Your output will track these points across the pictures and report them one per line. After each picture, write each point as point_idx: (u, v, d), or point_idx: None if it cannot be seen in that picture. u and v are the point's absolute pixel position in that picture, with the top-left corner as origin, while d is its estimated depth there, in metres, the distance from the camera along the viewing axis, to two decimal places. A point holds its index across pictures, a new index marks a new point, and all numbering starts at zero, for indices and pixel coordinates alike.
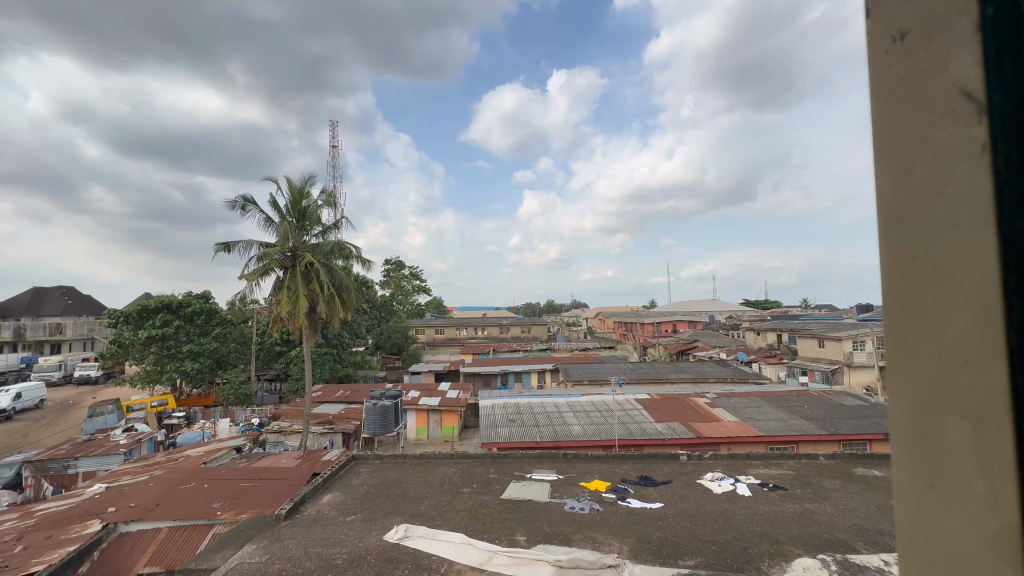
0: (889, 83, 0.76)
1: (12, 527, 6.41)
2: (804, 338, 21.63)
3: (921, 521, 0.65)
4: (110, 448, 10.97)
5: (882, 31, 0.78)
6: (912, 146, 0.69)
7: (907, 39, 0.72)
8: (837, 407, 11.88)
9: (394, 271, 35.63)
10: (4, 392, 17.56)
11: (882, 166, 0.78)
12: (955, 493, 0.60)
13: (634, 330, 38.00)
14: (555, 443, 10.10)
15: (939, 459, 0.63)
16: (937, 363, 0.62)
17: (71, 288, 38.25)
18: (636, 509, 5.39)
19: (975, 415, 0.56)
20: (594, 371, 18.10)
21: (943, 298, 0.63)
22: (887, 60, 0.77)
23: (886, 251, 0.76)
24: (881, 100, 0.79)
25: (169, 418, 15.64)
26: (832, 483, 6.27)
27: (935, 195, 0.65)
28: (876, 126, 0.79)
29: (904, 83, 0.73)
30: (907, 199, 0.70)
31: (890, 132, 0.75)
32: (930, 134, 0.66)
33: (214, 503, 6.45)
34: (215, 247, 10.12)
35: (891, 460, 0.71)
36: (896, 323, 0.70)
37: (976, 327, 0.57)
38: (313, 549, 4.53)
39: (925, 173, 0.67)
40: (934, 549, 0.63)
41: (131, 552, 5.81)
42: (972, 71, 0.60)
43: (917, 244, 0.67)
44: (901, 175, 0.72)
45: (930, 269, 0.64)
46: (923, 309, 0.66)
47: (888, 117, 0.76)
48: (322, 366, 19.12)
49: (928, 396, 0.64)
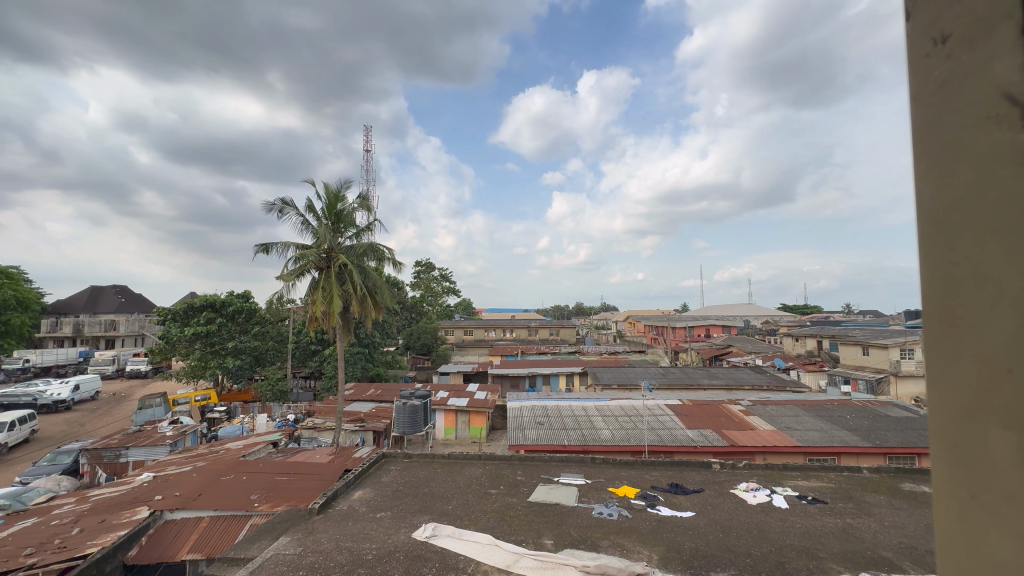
0: (930, 86, 0.74)
1: (68, 511, 6.82)
2: (847, 345, 20.66)
3: (962, 538, 0.62)
4: (157, 439, 11.56)
5: (923, 34, 0.76)
6: (955, 148, 0.67)
7: (948, 42, 0.70)
8: (882, 418, 11.28)
9: (424, 273, 36.26)
10: (64, 384, 18.83)
11: (921, 172, 0.76)
12: (997, 509, 0.57)
13: (665, 334, 37.24)
14: (583, 447, 10.00)
15: (979, 471, 0.60)
16: (979, 373, 0.59)
17: (123, 288, 39.57)
18: (665, 517, 5.28)
19: (1020, 425, 0.53)
20: (624, 375, 17.84)
21: (985, 306, 0.59)
22: (927, 63, 0.75)
23: (924, 261, 0.74)
24: (924, 102, 0.76)
25: (211, 412, 16.37)
26: (876, 498, 5.95)
27: (985, 199, 0.61)
28: (916, 134, 0.77)
29: (945, 87, 0.71)
30: (948, 205, 0.68)
31: (932, 135, 0.73)
32: (974, 139, 0.63)
33: (252, 495, 6.73)
34: (255, 248, 10.50)
35: (933, 476, 0.68)
36: (936, 330, 0.68)
37: (1015, 338, 0.54)
38: (344, 543, 4.65)
39: (969, 179, 0.64)
40: (975, 561, 0.60)
41: (176, 539, 6.07)
42: (1014, 73, 0.56)
43: (959, 253, 0.64)
44: (941, 179, 0.70)
45: (973, 278, 0.62)
46: (960, 315, 0.64)
47: (927, 123, 0.74)
48: (354, 365, 19.64)
49: (970, 408, 0.61)
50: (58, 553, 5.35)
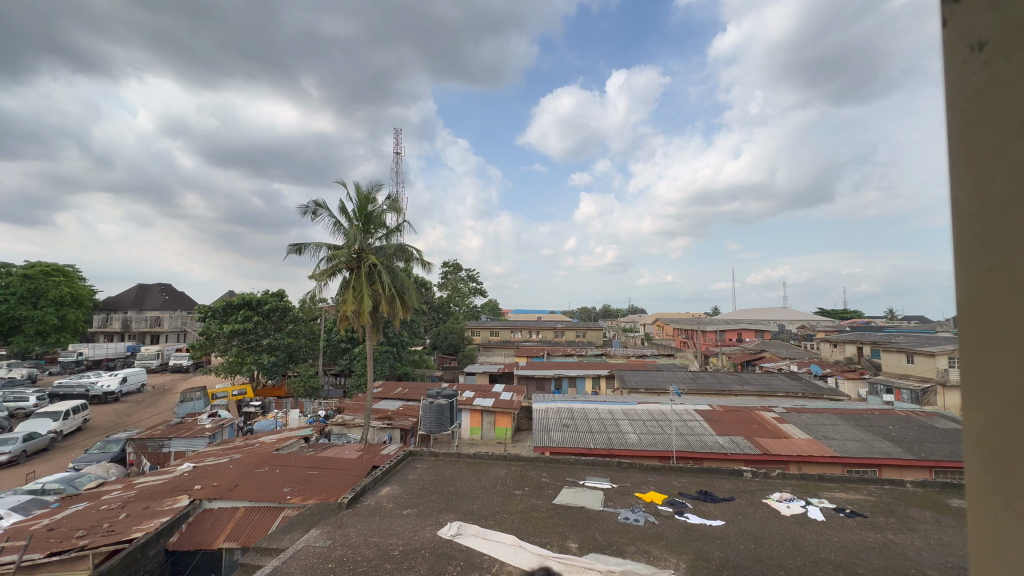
0: (967, 93, 0.76)
1: (116, 497, 7.21)
2: (890, 352, 19.71)
3: (999, 538, 0.62)
4: (197, 431, 12.09)
5: (961, 41, 0.78)
6: (993, 156, 0.68)
7: (986, 49, 0.72)
8: (928, 430, 10.72)
9: (452, 274, 36.66)
10: (113, 377, 19.91)
11: (960, 176, 0.77)
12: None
13: (694, 338, 36.41)
14: (609, 450, 9.90)
15: (1014, 473, 0.60)
16: (1013, 373, 0.60)
17: (169, 288, 39.59)
18: (694, 525, 5.16)
19: None
20: (652, 378, 17.53)
21: (1023, 310, 0.60)
22: (965, 71, 0.76)
23: (962, 264, 0.74)
24: (961, 111, 0.78)
25: (247, 407, 16.99)
26: (921, 514, 5.65)
27: (1019, 204, 0.62)
28: (956, 139, 0.78)
29: (983, 93, 0.72)
30: (986, 210, 0.69)
31: (968, 142, 0.74)
32: (1011, 147, 0.65)
33: (285, 487, 6.96)
34: (290, 249, 10.84)
35: (968, 476, 0.69)
36: (971, 333, 0.69)
37: None
38: (372, 538, 4.75)
39: (1005, 184, 0.65)
40: (1011, 562, 0.61)
41: (213, 527, 6.32)
42: None
43: (995, 258, 0.65)
44: (979, 187, 0.71)
45: (1009, 281, 0.62)
46: (997, 319, 0.64)
47: (966, 128, 0.75)
48: (383, 363, 20.03)
49: (1005, 409, 0.62)
50: (106, 537, 5.65)
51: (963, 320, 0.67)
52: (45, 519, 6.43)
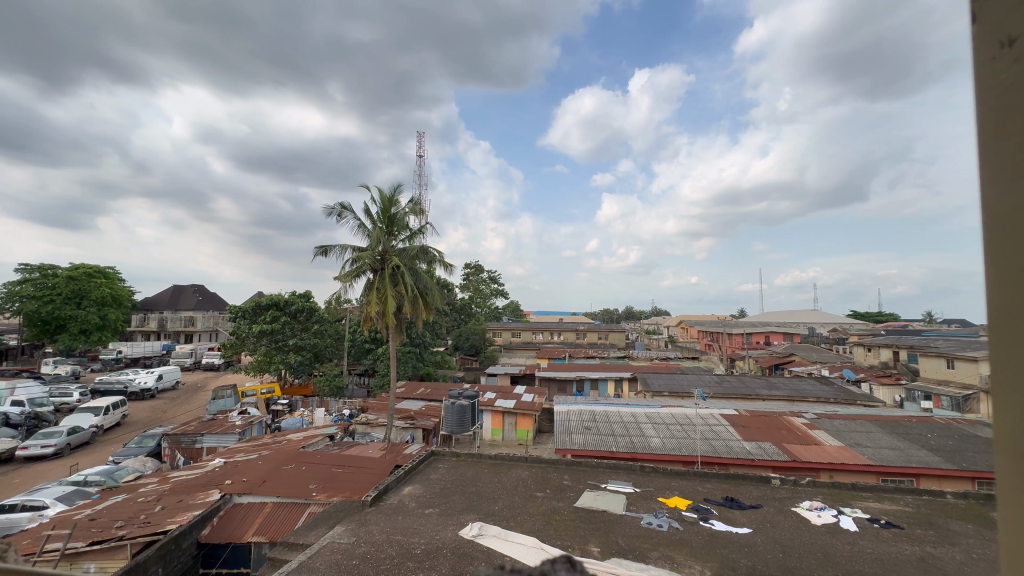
0: (996, 91, 0.73)
1: (152, 490, 7.51)
2: (928, 358, 18.87)
3: None
4: (228, 428, 12.49)
5: (988, 37, 0.75)
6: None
7: (1015, 46, 0.69)
8: (970, 439, 10.22)
9: (473, 275, 36.89)
10: (149, 374, 20.74)
11: (989, 176, 0.75)
12: None
13: (720, 341, 35.63)
14: (632, 454, 9.78)
15: None
16: None
17: (201, 288, 41.54)
18: (719, 532, 5.05)
19: None
20: (676, 382, 17.24)
21: None
22: (994, 67, 0.73)
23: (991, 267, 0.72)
24: (987, 108, 0.76)
25: (275, 405, 17.45)
26: (963, 527, 5.39)
27: None
28: (982, 139, 0.76)
29: (1014, 91, 0.69)
30: (1015, 213, 0.67)
31: (997, 143, 0.72)
32: None
33: (311, 484, 7.12)
34: (316, 251, 11.07)
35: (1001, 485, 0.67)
36: (999, 339, 0.67)
37: None
38: (394, 536, 4.81)
39: None
40: None
41: (243, 521, 6.51)
42: None
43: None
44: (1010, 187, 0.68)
45: None
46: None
47: (994, 127, 0.73)
48: (406, 364, 20.29)
49: None
50: (143, 528, 5.88)
51: (990, 327, 0.65)
52: (87, 509, 6.75)
